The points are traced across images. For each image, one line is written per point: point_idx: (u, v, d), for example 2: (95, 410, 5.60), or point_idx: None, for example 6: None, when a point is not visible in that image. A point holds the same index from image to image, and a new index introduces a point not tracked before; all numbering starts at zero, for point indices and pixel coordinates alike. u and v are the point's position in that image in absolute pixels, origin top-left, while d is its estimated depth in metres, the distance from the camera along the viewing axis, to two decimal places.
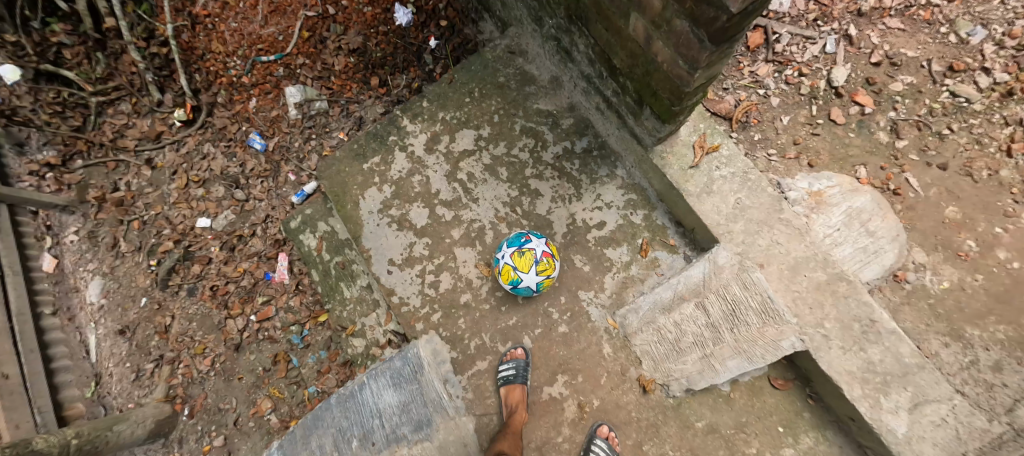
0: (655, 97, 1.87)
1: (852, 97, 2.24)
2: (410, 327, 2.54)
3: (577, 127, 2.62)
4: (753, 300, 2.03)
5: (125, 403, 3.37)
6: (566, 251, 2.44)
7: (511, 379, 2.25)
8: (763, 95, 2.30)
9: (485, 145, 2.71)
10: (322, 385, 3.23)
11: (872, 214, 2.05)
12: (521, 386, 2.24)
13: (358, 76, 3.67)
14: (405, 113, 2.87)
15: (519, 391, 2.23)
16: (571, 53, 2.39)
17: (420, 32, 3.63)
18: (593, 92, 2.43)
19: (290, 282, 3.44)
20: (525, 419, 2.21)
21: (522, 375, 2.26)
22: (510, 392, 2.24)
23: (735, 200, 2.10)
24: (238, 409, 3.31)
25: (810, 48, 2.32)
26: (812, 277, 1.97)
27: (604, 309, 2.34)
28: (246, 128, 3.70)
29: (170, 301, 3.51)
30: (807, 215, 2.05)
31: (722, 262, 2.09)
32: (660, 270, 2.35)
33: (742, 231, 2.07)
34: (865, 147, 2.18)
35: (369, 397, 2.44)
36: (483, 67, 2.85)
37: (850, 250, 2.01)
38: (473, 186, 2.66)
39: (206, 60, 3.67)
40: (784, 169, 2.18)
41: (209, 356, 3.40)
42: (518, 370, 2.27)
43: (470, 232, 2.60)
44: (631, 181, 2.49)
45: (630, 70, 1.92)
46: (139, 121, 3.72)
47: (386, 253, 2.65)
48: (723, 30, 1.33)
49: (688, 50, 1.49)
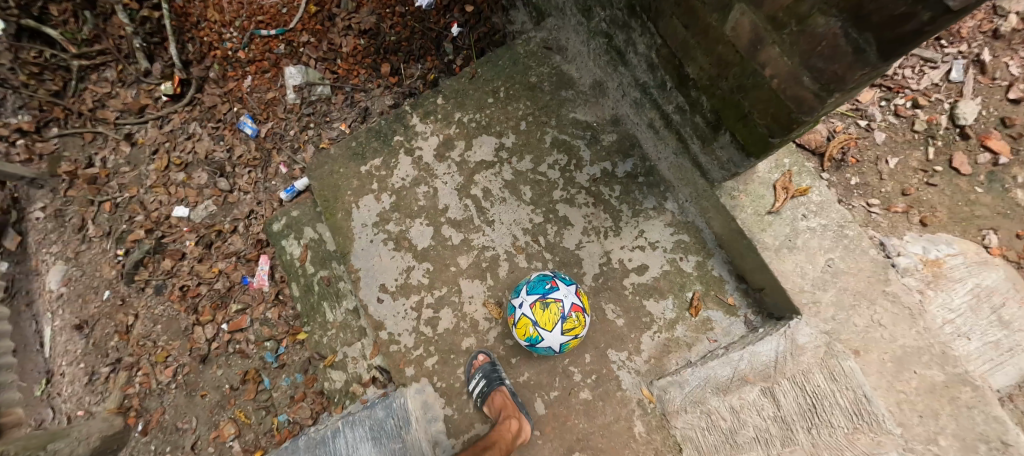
0: (745, 122, 1.42)
1: (981, 141, 1.75)
2: (398, 371, 2.10)
3: (620, 145, 2.15)
4: (841, 397, 1.57)
5: (74, 409, 2.97)
6: (596, 298, 1.99)
7: (484, 388, 1.92)
8: (865, 127, 1.83)
9: (507, 157, 2.25)
10: (294, 414, 2.80)
11: (1007, 296, 1.59)
12: (502, 389, 1.90)
13: (367, 61, 3.23)
14: (415, 109, 2.42)
15: (502, 394, 1.88)
16: (625, 54, 1.93)
17: (442, 17, 3.18)
18: (647, 105, 1.96)
19: (270, 290, 3.01)
20: (513, 424, 1.79)
21: (494, 377, 1.93)
22: (492, 399, 1.88)
23: (826, 262, 1.65)
24: (198, 431, 2.89)
25: (930, 73, 1.84)
26: (925, 376, 1.53)
27: (639, 377, 1.89)
28: (238, 109, 3.28)
29: (135, 298, 3.09)
30: (922, 291, 1.59)
31: (802, 342, 1.64)
32: (712, 335, 1.89)
33: (833, 303, 1.63)
34: (996, 207, 1.71)
35: (342, 447, 2.07)
36: (512, 62, 2.39)
37: (978, 345, 1.55)
38: (488, 205, 2.21)
39: (200, 28, 3.27)
40: (888, 226, 1.71)
41: (172, 366, 2.99)
42: (486, 376, 1.94)
43: (480, 262, 2.15)
44: (683, 218, 2.02)
45: (713, 83, 1.46)
46: (122, 90, 3.30)
47: (378, 277, 2.22)
48: (916, 37, 0.90)
49: (830, 62, 1.06)
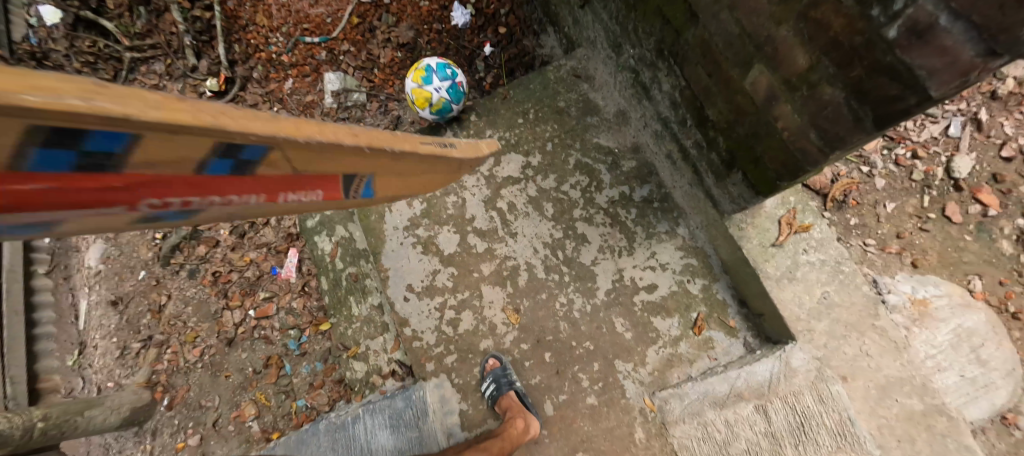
0: (756, 165, 1.59)
1: (973, 193, 1.91)
2: (419, 366, 2.27)
3: (639, 172, 2.32)
4: (827, 417, 1.74)
5: (104, 381, 3.15)
6: (607, 312, 2.16)
7: (495, 391, 2.05)
8: (867, 173, 1.98)
9: (532, 175, 2.42)
10: (312, 400, 2.97)
11: (986, 339, 1.76)
12: (511, 393, 2.04)
13: (403, 73, 3.41)
14: (449, 124, 2.60)
15: (510, 398, 2.02)
16: (650, 90, 2.11)
17: (475, 36, 3.38)
18: (666, 137, 2.14)
19: (296, 281, 3.18)
20: (522, 425, 1.92)
21: (504, 382, 2.07)
22: (499, 402, 2.01)
23: (822, 294, 1.81)
24: (220, 409, 3.06)
25: (930, 127, 2.00)
26: (905, 404, 1.68)
27: (643, 387, 2.04)
28: (277, 109, 3.47)
29: (168, 280, 3.28)
30: (908, 328, 1.76)
31: (796, 365, 1.80)
32: (713, 353, 2.04)
33: (826, 332, 1.78)
34: (983, 254, 1.86)
35: (361, 434, 2.22)
36: (543, 86, 2.57)
37: (954, 379, 1.72)
38: (513, 218, 2.38)
39: (248, 32, 3.51)
40: (882, 265, 1.87)
41: (200, 346, 3.16)
42: (497, 380, 2.08)
43: (502, 270, 2.32)
44: (692, 243, 2.18)
45: (729, 127, 1.63)
46: (169, 84, 3.46)
47: (406, 277, 2.39)
48: (904, 115, 1.07)
49: (832, 125, 1.22)
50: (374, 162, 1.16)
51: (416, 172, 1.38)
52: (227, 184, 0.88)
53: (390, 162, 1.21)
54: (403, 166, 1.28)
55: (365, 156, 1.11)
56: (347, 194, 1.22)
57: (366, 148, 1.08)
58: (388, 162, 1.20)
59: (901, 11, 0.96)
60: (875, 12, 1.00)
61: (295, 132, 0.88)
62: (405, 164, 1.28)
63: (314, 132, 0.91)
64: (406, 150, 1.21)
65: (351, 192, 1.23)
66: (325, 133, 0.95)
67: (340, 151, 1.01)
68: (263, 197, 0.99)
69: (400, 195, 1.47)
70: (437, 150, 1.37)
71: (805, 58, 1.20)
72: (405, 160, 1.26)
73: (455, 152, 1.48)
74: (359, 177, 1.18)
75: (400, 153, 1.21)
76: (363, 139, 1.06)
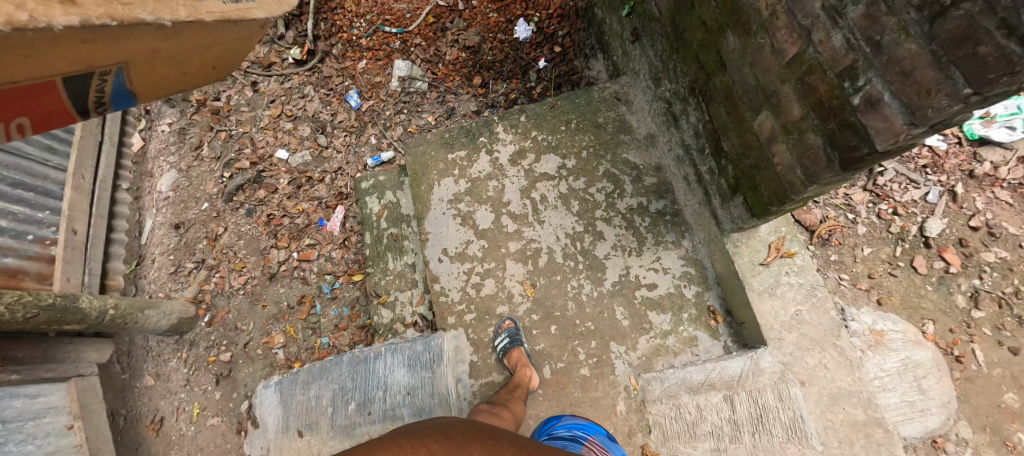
0: (755, 190, 1.95)
1: (940, 251, 2.32)
2: (441, 318, 2.64)
3: (657, 187, 2.66)
4: (783, 413, 2.06)
5: (156, 291, 3.50)
6: (611, 300, 2.49)
7: (509, 345, 2.43)
8: (851, 219, 2.41)
9: (566, 175, 2.78)
10: (335, 340, 3.20)
11: (928, 372, 2.11)
12: (520, 347, 2.41)
13: (463, 71, 3.80)
14: (501, 120, 3.01)
15: (520, 351, 2.39)
16: (679, 119, 2.48)
17: (533, 50, 3.74)
18: (686, 162, 2.50)
19: (339, 234, 3.46)
20: (528, 375, 2.33)
21: (517, 339, 2.44)
22: (511, 353, 2.39)
23: (795, 311, 2.16)
24: (252, 334, 3.33)
25: (912, 191, 2.42)
26: (850, 412, 2.01)
27: (630, 368, 2.35)
28: (348, 84, 3.91)
29: (228, 214, 3.63)
30: (863, 350, 2.11)
31: (763, 365, 2.13)
32: (695, 349, 2.35)
33: (793, 343, 2.12)
34: (939, 305, 2.25)
35: (380, 369, 2.61)
36: (588, 102, 2.94)
37: (896, 399, 2.07)
38: (543, 208, 2.73)
39: (335, 14, 4.04)
40: (851, 297, 2.27)
41: (244, 276, 3.46)
42: (510, 336, 2.45)
43: (526, 250, 2.66)
44: (694, 254, 2.51)
45: (738, 156, 2.00)
46: (257, 46, 4.06)
47: (443, 242, 2.76)
48: (860, 161, 1.43)
49: (813, 163, 1.58)
50: (182, 51, 1.22)
51: (216, 63, 1.44)
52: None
53: (175, 45, 1.17)
54: (193, 52, 1.28)
55: (93, 50, 0.97)
56: (89, 113, 1.16)
57: (85, 44, 0.94)
58: (178, 48, 1.19)
59: (863, 86, 1.33)
60: (846, 83, 1.37)
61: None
62: (219, 51, 1.38)
63: (38, 20, 0.81)
64: (186, 17, 1.12)
65: (95, 106, 1.16)
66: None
67: (10, 51, 0.84)
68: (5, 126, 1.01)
69: (214, 70, 1.46)
70: (225, 8, 1.27)
71: (799, 110, 1.57)
72: (208, 48, 1.32)
73: (257, 10, 1.41)
74: (101, 73, 1.07)
75: (179, 35, 1.15)
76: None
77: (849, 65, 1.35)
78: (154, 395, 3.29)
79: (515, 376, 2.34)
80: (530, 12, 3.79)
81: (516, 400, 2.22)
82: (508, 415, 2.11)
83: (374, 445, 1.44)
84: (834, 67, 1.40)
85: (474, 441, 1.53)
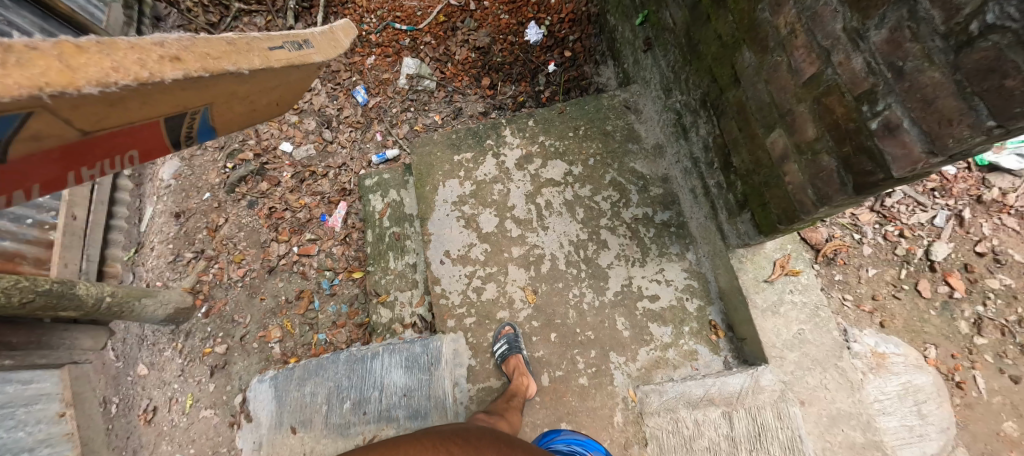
0: (763, 208, 1.94)
1: (944, 276, 2.32)
2: (441, 320, 2.62)
3: (663, 198, 2.64)
4: (782, 432, 2.06)
5: (153, 279, 3.47)
6: (612, 310, 2.47)
7: (506, 351, 2.41)
8: (857, 240, 2.41)
9: (572, 182, 2.77)
10: (332, 337, 3.17)
11: (928, 396, 2.11)
12: (518, 354, 2.40)
13: (472, 71, 3.78)
14: (509, 124, 2.99)
15: (518, 358, 2.37)
16: (688, 131, 2.47)
17: (543, 54, 3.73)
18: (694, 174, 2.49)
19: (340, 230, 3.44)
20: (524, 384, 2.31)
21: (515, 346, 2.42)
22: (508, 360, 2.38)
23: (798, 330, 2.15)
24: (248, 327, 3.30)
25: (920, 214, 2.43)
26: (848, 434, 2.01)
27: (629, 379, 2.34)
28: (355, 79, 3.88)
29: (229, 205, 3.60)
30: (864, 372, 2.10)
31: (763, 383, 2.12)
32: (695, 363, 2.34)
33: (795, 362, 2.11)
34: (941, 329, 2.25)
35: (377, 369, 2.59)
36: (597, 110, 2.93)
37: (895, 423, 2.06)
38: (547, 214, 2.72)
39: (346, 8, 4.00)
40: (854, 319, 2.25)
41: (243, 268, 3.43)
42: (509, 343, 2.43)
43: (529, 255, 2.65)
44: (697, 268, 2.50)
45: (748, 173, 1.99)
46: None
47: (445, 243, 2.75)
48: (874, 186, 1.43)
49: (825, 185, 1.57)
50: (253, 92, 1.40)
51: (279, 101, 1.60)
52: (107, 146, 1.19)
53: (249, 87, 1.36)
54: (263, 92, 1.46)
55: (187, 95, 1.18)
56: (180, 145, 1.41)
57: (182, 91, 1.15)
58: (251, 89, 1.38)
59: (882, 110, 1.32)
60: (865, 107, 1.36)
61: (75, 70, 0.89)
62: (284, 90, 1.55)
63: (155, 76, 1.03)
64: (260, 66, 1.30)
65: (185, 140, 1.41)
66: (128, 53, 0.98)
67: (132, 98, 1.05)
68: (120, 157, 1.26)
69: (277, 106, 1.62)
70: (290, 56, 1.41)
71: (814, 131, 1.56)
72: (273, 89, 1.49)
73: (315, 54, 1.55)
74: (191, 112, 1.27)
75: (253, 79, 1.33)
76: (172, 42, 1.07)
77: (868, 88, 1.34)
78: (146, 384, 3.25)
79: (511, 385, 2.32)
80: (542, 15, 3.77)
81: (512, 408, 2.20)
82: (505, 426, 2.08)
83: (398, 442, 1.48)
84: (853, 90, 1.38)
85: (491, 446, 1.54)
